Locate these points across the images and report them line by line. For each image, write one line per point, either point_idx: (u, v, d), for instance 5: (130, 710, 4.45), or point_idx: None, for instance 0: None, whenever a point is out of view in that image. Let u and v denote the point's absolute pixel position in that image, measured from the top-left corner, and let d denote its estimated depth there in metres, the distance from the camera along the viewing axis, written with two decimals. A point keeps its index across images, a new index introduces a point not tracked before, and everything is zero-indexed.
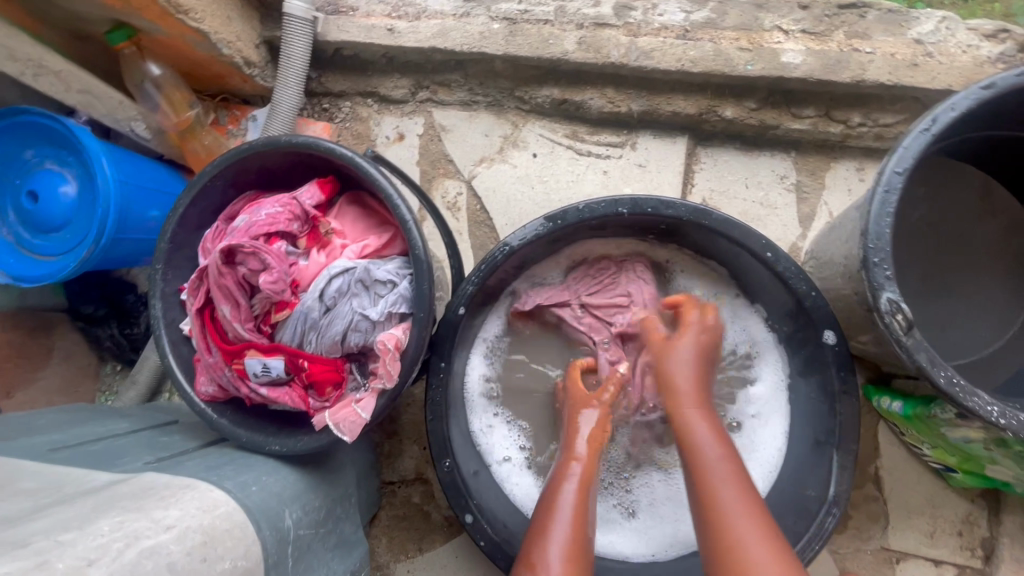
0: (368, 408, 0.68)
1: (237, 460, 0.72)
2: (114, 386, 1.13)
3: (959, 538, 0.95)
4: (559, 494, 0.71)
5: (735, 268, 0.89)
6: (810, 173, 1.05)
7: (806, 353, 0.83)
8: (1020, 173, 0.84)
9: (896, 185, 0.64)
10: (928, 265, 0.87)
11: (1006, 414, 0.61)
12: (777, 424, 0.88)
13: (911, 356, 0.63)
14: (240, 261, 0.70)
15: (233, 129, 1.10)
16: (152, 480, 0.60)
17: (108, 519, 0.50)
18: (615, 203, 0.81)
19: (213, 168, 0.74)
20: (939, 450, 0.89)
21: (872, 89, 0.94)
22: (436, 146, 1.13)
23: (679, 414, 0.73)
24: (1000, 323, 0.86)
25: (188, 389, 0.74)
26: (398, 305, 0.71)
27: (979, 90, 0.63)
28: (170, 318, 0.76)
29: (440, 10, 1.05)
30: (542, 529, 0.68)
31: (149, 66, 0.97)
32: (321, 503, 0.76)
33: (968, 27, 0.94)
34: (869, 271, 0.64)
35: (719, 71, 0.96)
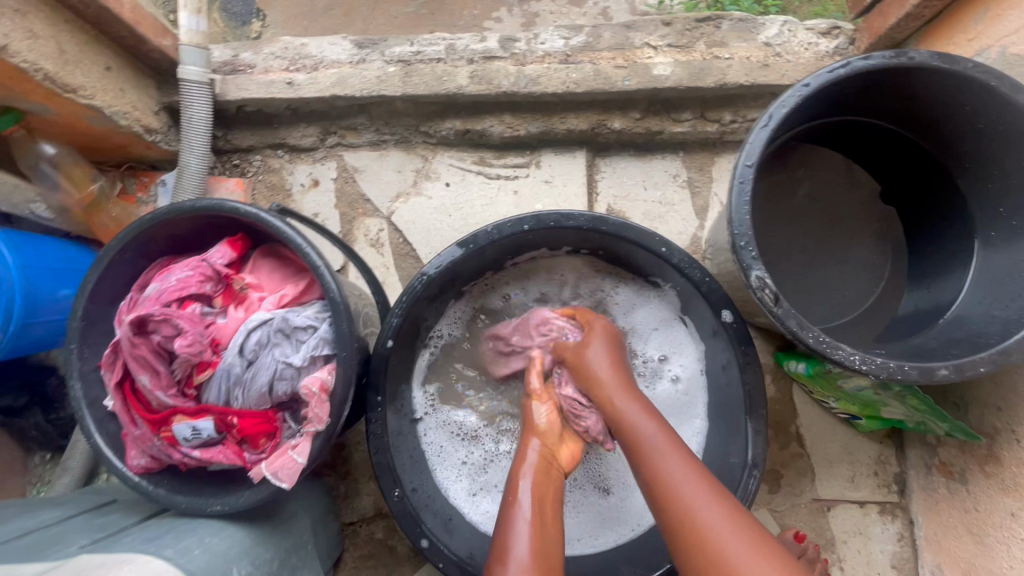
0: (304, 452, 0.70)
1: (178, 527, 0.72)
2: (46, 476, 1.09)
3: (876, 477, 1.05)
4: (515, 502, 0.72)
5: (641, 264, 0.96)
6: (699, 169, 1.15)
7: (711, 333, 0.91)
8: (869, 150, 0.96)
9: (749, 176, 0.72)
10: (805, 239, 0.98)
11: (867, 360, 0.69)
12: (697, 386, 0.98)
13: (783, 323, 0.70)
14: (152, 329, 0.70)
15: (142, 197, 1.11)
16: (86, 562, 0.60)
17: None
18: (519, 221, 0.88)
19: (118, 242, 0.76)
20: (843, 401, 0.98)
21: (736, 90, 1.05)
22: (352, 188, 1.17)
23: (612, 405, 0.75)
24: (872, 281, 0.97)
25: (120, 465, 0.75)
26: (322, 347, 0.73)
27: (801, 88, 0.73)
28: (92, 397, 0.77)
29: (336, 59, 1.10)
30: (502, 550, 0.67)
31: (42, 147, 0.96)
32: (273, 555, 0.77)
33: (807, 28, 1.07)
34: (738, 254, 0.72)
35: (600, 89, 1.05)
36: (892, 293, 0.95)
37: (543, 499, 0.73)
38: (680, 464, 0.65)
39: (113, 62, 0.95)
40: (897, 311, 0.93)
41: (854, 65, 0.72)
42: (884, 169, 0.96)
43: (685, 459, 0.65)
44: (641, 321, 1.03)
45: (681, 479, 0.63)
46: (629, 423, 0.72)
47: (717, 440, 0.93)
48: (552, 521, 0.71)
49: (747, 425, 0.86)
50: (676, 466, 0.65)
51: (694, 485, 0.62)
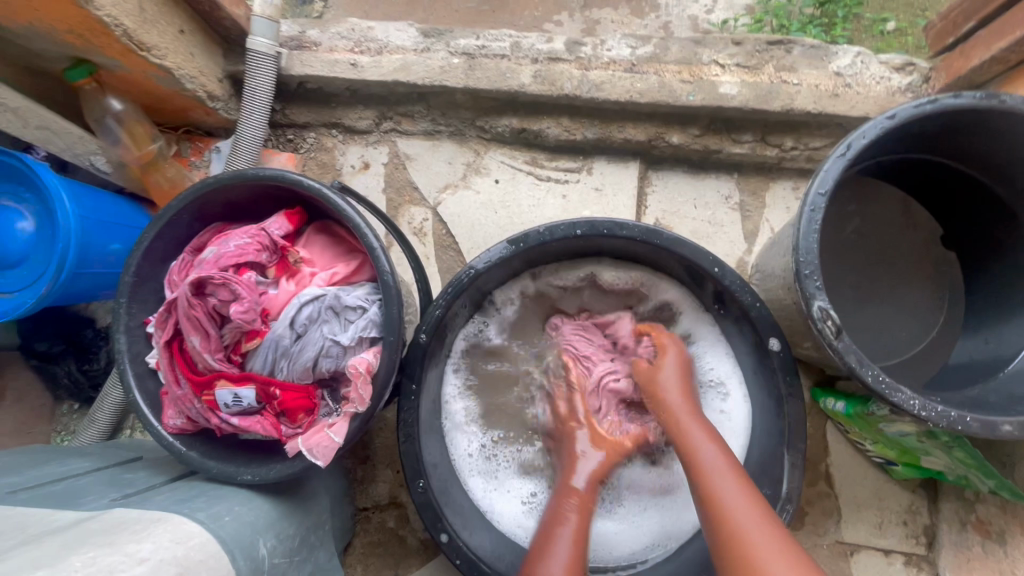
0: (341, 432, 0.70)
1: (209, 491, 0.72)
2: (72, 426, 1.10)
3: (905, 527, 1.02)
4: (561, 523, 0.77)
5: (688, 281, 0.94)
6: (752, 193, 1.14)
7: (755, 360, 0.89)
8: (936, 192, 0.93)
9: (820, 205, 0.71)
10: (858, 274, 0.96)
11: (927, 406, 0.67)
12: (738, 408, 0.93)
13: (842, 358, 0.69)
14: (210, 291, 0.69)
15: (196, 161, 1.12)
16: (122, 516, 0.60)
17: (78, 556, 0.49)
18: (572, 225, 0.87)
19: (180, 202, 0.76)
20: (880, 444, 0.96)
21: (801, 117, 1.03)
22: (401, 174, 1.17)
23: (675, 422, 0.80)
24: (922, 326, 0.94)
25: (156, 423, 0.75)
26: (369, 329, 0.72)
27: (884, 120, 0.71)
28: (135, 352, 0.78)
29: (401, 45, 1.10)
30: (544, 552, 0.74)
31: (109, 100, 0.96)
32: (295, 531, 0.77)
33: (880, 61, 1.05)
34: (802, 282, 0.71)
35: (664, 102, 1.04)
36: (944, 340, 0.93)
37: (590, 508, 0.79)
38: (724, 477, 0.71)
39: (186, 26, 0.96)
40: (949, 358, 0.90)
41: (941, 102, 0.71)
42: (950, 213, 0.93)
43: (741, 488, 0.69)
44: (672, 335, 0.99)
45: (704, 458, 0.74)
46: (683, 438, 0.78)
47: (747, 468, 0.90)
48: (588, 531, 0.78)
49: (785, 456, 0.85)
50: (729, 486, 0.70)
51: (744, 510, 0.66)
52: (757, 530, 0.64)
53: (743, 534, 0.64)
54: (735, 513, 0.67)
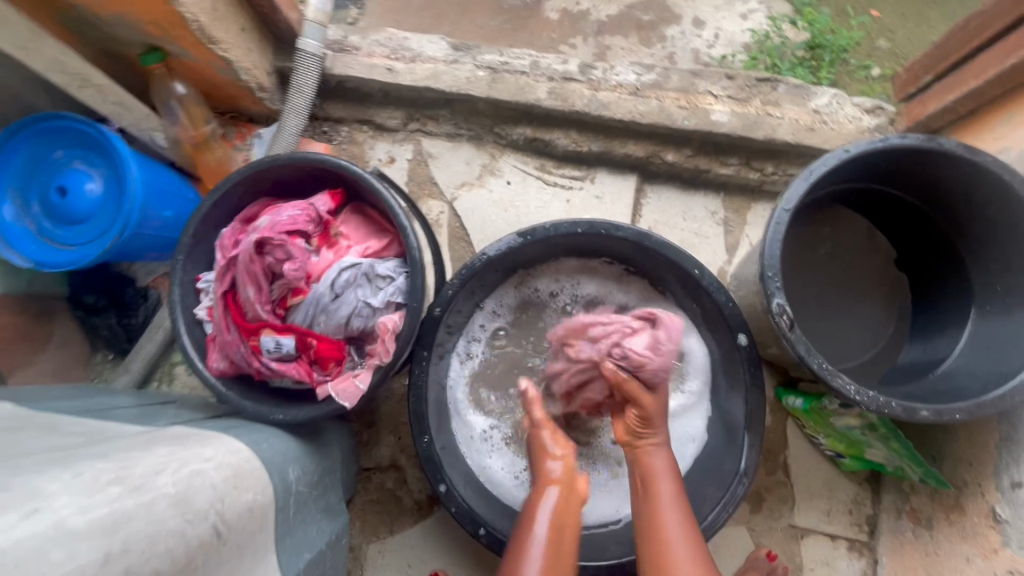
0: (366, 380, 0.81)
1: (245, 426, 0.83)
2: (104, 374, 1.21)
3: (850, 516, 1.14)
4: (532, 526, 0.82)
5: (673, 282, 1.06)
6: (735, 211, 1.27)
7: (725, 353, 1.02)
8: (890, 219, 1.07)
9: (785, 219, 0.84)
10: (821, 287, 1.09)
11: (861, 392, 0.80)
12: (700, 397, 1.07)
13: (794, 347, 0.82)
14: (268, 251, 0.82)
15: (239, 144, 1.24)
16: (181, 432, 0.71)
17: (161, 447, 0.60)
18: (574, 224, 1.00)
19: (239, 176, 0.88)
20: (833, 438, 1.08)
21: (781, 146, 1.17)
22: (423, 170, 1.30)
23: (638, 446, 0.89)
24: (873, 335, 1.08)
25: (201, 366, 0.86)
26: (396, 296, 0.85)
27: (841, 153, 0.85)
28: (187, 303, 0.89)
29: (433, 56, 1.23)
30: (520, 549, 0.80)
31: (175, 85, 1.09)
32: (315, 469, 0.88)
33: (853, 104, 1.19)
34: (765, 282, 0.84)
35: (662, 124, 1.17)
36: (891, 349, 1.06)
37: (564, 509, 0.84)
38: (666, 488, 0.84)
39: (247, 25, 1.08)
40: (893, 363, 1.04)
41: (890, 141, 0.84)
42: (901, 239, 1.07)
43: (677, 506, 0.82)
44: None
45: (659, 474, 0.86)
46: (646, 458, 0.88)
47: (713, 449, 1.03)
48: (563, 547, 0.81)
49: (746, 437, 0.97)
50: (673, 513, 0.81)
51: (678, 524, 0.80)
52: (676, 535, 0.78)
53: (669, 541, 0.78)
54: (666, 518, 0.80)
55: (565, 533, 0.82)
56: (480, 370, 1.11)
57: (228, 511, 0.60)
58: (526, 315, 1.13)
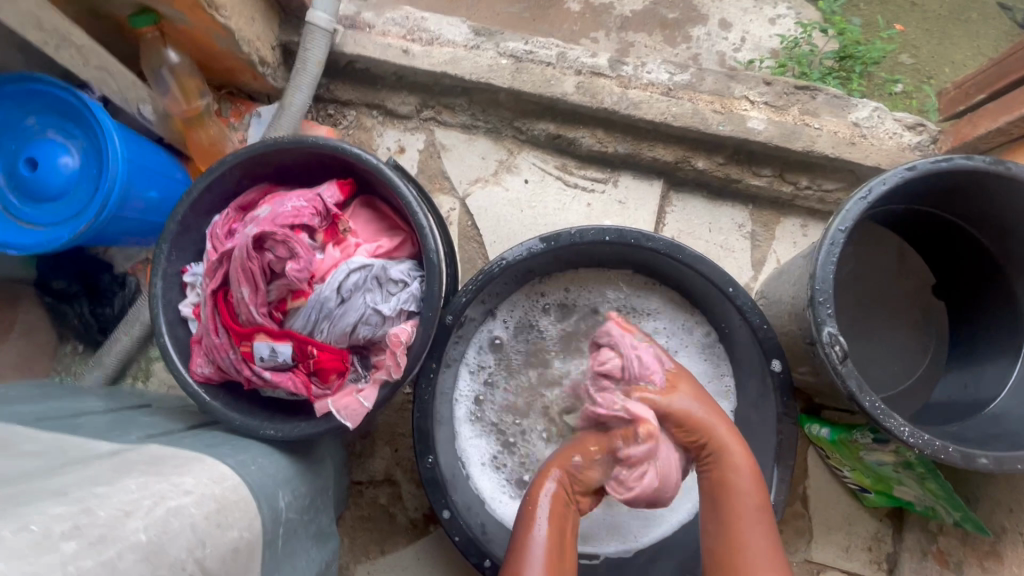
0: (371, 397, 0.72)
1: (232, 441, 0.74)
2: (73, 367, 1.10)
3: (869, 552, 1.09)
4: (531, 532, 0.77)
5: (703, 298, 0.99)
6: (763, 225, 1.20)
7: (757, 379, 0.95)
8: (932, 244, 1.01)
9: (839, 240, 0.77)
10: (855, 313, 1.03)
11: (916, 434, 0.74)
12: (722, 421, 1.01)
13: (844, 382, 0.75)
14: (268, 247, 0.73)
15: (236, 122, 1.13)
16: (157, 452, 0.61)
17: (133, 479, 0.50)
18: (602, 231, 0.92)
19: (236, 158, 0.78)
20: (858, 472, 1.03)
21: (819, 160, 1.10)
22: (434, 163, 1.20)
23: (715, 432, 0.82)
24: (908, 367, 1.02)
25: (183, 370, 0.76)
26: (409, 303, 0.75)
27: (903, 171, 0.78)
28: (170, 299, 0.79)
29: (452, 39, 1.13)
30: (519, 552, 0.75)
31: (168, 53, 0.98)
32: (307, 491, 0.79)
33: (895, 118, 1.12)
34: (815, 309, 0.77)
35: (695, 128, 1.10)
36: (927, 382, 1.00)
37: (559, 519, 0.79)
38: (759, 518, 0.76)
39: None
40: (929, 397, 0.98)
41: (956, 162, 0.78)
42: (942, 265, 1.01)
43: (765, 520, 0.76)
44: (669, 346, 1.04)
45: (745, 483, 0.78)
46: (724, 452, 0.81)
47: None
48: (567, 554, 0.77)
49: (775, 471, 0.90)
50: (760, 533, 0.74)
51: (763, 540, 0.74)
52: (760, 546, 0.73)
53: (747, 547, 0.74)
54: (750, 531, 0.75)
55: (565, 537, 0.78)
56: (490, 381, 1.03)
57: (210, 557, 0.51)
58: (541, 327, 1.04)
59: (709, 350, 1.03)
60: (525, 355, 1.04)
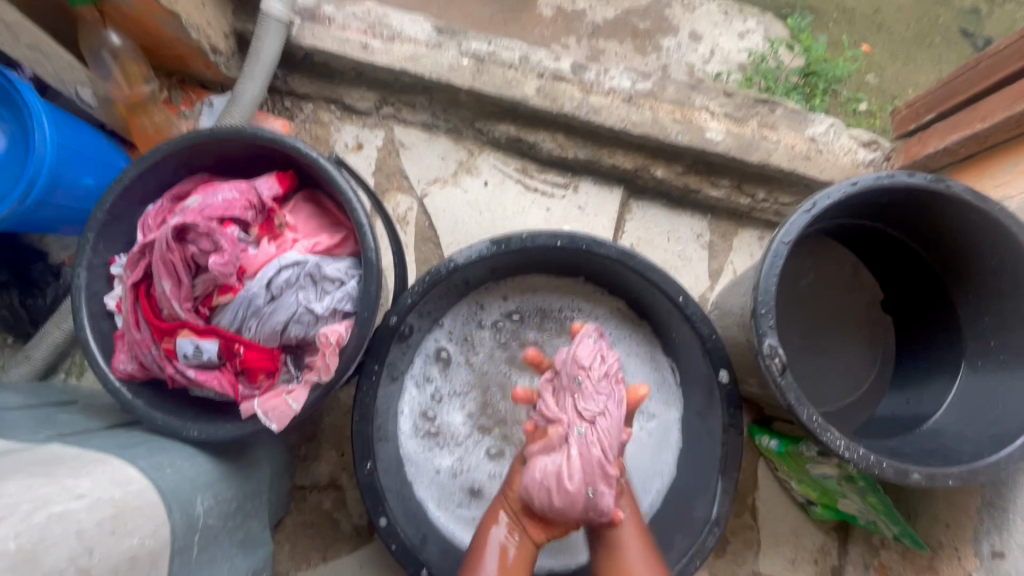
0: (300, 399, 0.69)
1: (151, 442, 0.70)
2: (0, 360, 1.04)
3: (814, 565, 1.09)
4: (479, 568, 0.72)
5: (656, 308, 0.98)
6: (721, 235, 1.21)
7: (705, 389, 0.95)
8: (879, 260, 1.02)
9: (783, 252, 0.77)
10: (806, 327, 1.03)
11: (851, 448, 0.74)
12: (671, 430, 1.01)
13: (783, 394, 0.75)
14: (191, 239, 0.69)
15: (186, 111, 1.10)
16: (59, 453, 0.58)
17: (16, 481, 0.47)
18: (553, 236, 0.91)
19: (168, 146, 0.75)
20: (804, 485, 1.03)
21: (775, 172, 1.11)
22: (393, 161, 1.18)
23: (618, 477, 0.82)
24: (855, 381, 1.02)
25: (103, 366, 0.72)
26: (345, 303, 0.73)
27: (847, 186, 0.78)
28: (93, 291, 0.75)
29: (414, 36, 1.12)
30: None
31: (109, 35, 0.94)
32: (233, 495, 0.75)
33: (850, 135, 1.14)
34: (757, 320, 0.77)
35: (654, 136, 1.10)
36: (872, 396, 1.01)
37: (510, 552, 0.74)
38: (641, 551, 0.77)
39: None
40: (875, 411, 0.99)
41: (898, 178, 0.78)
42: (889, 281, 1.02)
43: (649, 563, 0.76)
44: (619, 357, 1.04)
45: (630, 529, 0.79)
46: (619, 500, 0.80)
47: (682, 492, 0.96)
48: None
49: (719, 483, 0.90)
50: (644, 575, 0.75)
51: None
52: None
53: None
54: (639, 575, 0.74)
55: None
56: (438, 389, 1.01)
57: (98, 566, 0.47)
58: (495, 333, 1.03)
59: (658, 361, 1.03)
60: (477, 360, 1.02)
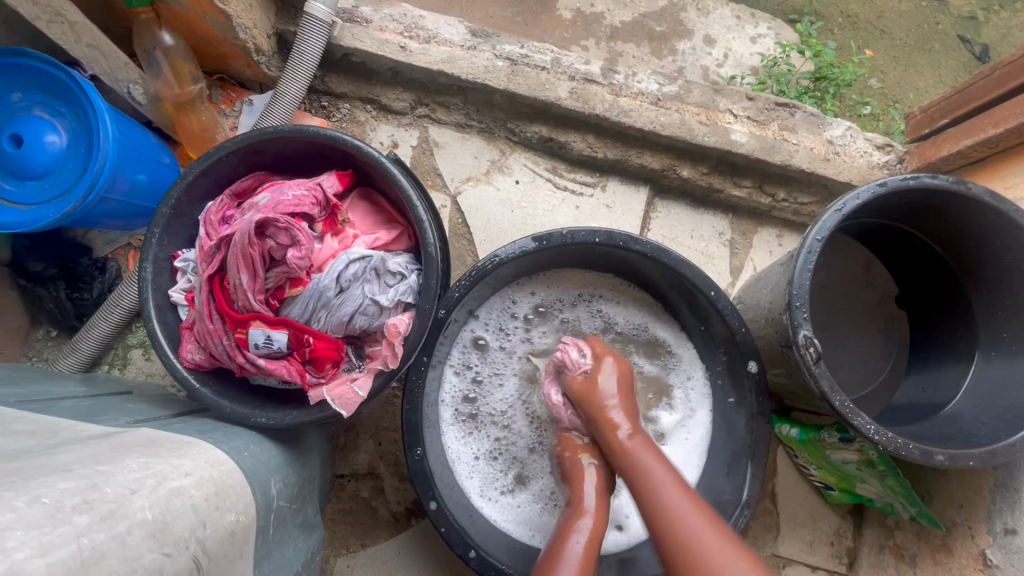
0: (366, 387, 0.72)
1: (221, 428, 0.73)
2: (45, 353, 1.06)
3: (831, 546, 1.14)
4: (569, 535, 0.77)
5: (687, 303, 1.02)
6: (742, 233, 1.26)
7: (733, 379, 1.00)
8: (894, 258, 1.08)
9: (816, 249, 0.82)
10: (825, 320, 1.08)
11: (880, 432, 0.79)
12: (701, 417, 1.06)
13: (817, 381, 0.80)
14: (269, 234, 0.74)
15: (226, 110, 1.12)
16: (152, 436, 0.61)
17: (133, 459, 0.50)
18: (593, 233, 0.95)
19: (235, 144, 0.77)
20: (823, 470, 1.09)
21: (796, 173, 1.16)
22: (427, 160, 1.22)
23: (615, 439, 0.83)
24: (871, 373, 1.08)
25: (172, 356, 0.75)
26: (407, 295, 0.76)
27: (876, 187, 0.83)
28: (159, 284, 0.78)
29: (450, 39, 1.14)
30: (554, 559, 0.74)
31: (163, 35, 0.97)
32: (295, 480, 0.79)
33: (866, 138, 1.19)
34: (792, 312, 0.81)
35: (682, 138, 1.14)
36: (888, 387, 1.07)
37: (597, 527, 0.79)
38: (684, 501, 0.72)
39: None
40: (890, 401, 1.05)
41: (923, 180, 0.83)
42: (905, 277, 1.08)
43: (692, 508, 0.71)
44: (647, 349, 1.09)
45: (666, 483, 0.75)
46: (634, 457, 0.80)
47: (712, 477, 1.01)
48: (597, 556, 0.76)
49: (749, 468, 0.95)
50: (696, 523, 0.70)
51: (696, 517, 0.70)
52: (710, 540, 0.68)
53: (696, 544, 0.68)
54: (688, 523, 0.70)
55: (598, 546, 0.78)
56: (476, 380, 1.04)
57: (210, 538, 0.51)
58: (526, 328, 1.06)
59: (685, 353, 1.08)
60: (514, 352, 1.06)
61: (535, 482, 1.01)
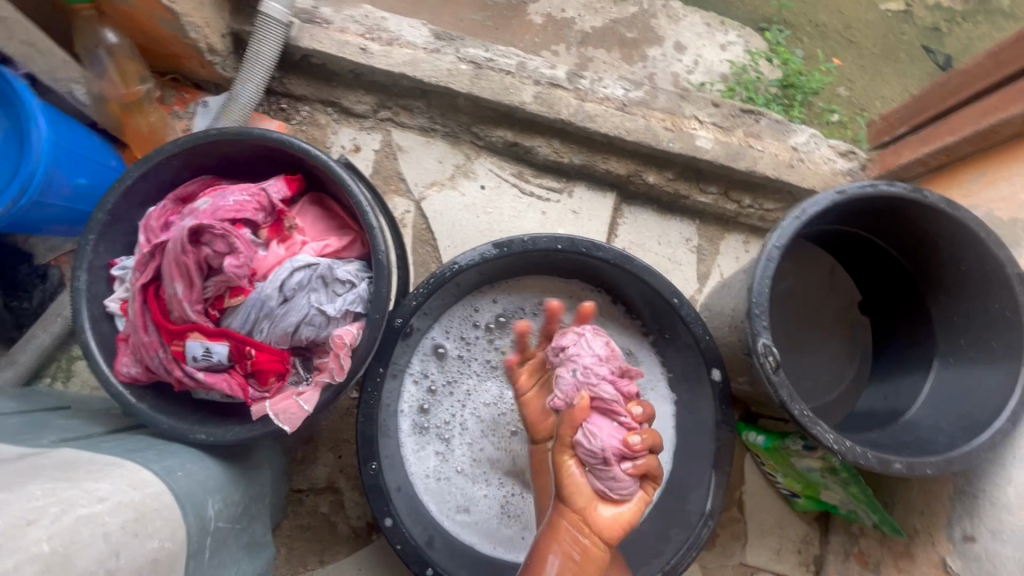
0: (312, 400, 0.69)
1: (157, 446, 0.69)
2: None
3: (798, 554, 1.14)
4: None
5: (650, 310, 1.01)
6: (709, 239, 1.26)
7: (697, 388, 0.99)
8: (857, 263, 1.08)
9: (775, 256, 0.81)
10: (789, 327, 1.09)
11: (839, 441, 0.78)
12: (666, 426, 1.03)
13: (776, 390, 0.79)
14: (205, 241, 0.71)
15: (180, 111, 1.08)
16: (73, 457, 0.57)
17: (38, 485, 0.47)
18: (554, 239, 0.93)
19: (173, 147, 0.74)
20: (789, 478, 1.08)
21: (761, 180, 1.16)
22: (390, 164, 1.20)
23: None
24: (834, 379, 1.08)
25: (106, 369, 0.71)
26: (356, 304, 0.74)
27: (833, 194, 0.83)
28: (94, 293, 0.74)
29: (412, 41, 1.12)
30: None
31: (105, 33, 0.94)
32: (240, 499, 0.75)
33: (829, 145, 1.19)
34: (751, 320, 0.81)
35: (647, 143, 1.13)
36: (851, 393, 1.07)
37: (577, 572, 0.71)
38: None
39: None
40: (854, 407, 1.05)
41: (879, 187, 0.83)
42: (867, 283, 1.09)
43: None
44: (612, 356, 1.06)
45: None
46: None
47: (677, 487, 0.99)
48: None
49: (712, 478, 0.94)
50: None
51: None
52: None
53: None
54: None
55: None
56: (437, 389, 1.01)
57: (124, 568, 0.47)
58: (489, 338, 1.03)
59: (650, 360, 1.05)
60: (477, 360, 1.02)
61: (490, 497, 0.99)
